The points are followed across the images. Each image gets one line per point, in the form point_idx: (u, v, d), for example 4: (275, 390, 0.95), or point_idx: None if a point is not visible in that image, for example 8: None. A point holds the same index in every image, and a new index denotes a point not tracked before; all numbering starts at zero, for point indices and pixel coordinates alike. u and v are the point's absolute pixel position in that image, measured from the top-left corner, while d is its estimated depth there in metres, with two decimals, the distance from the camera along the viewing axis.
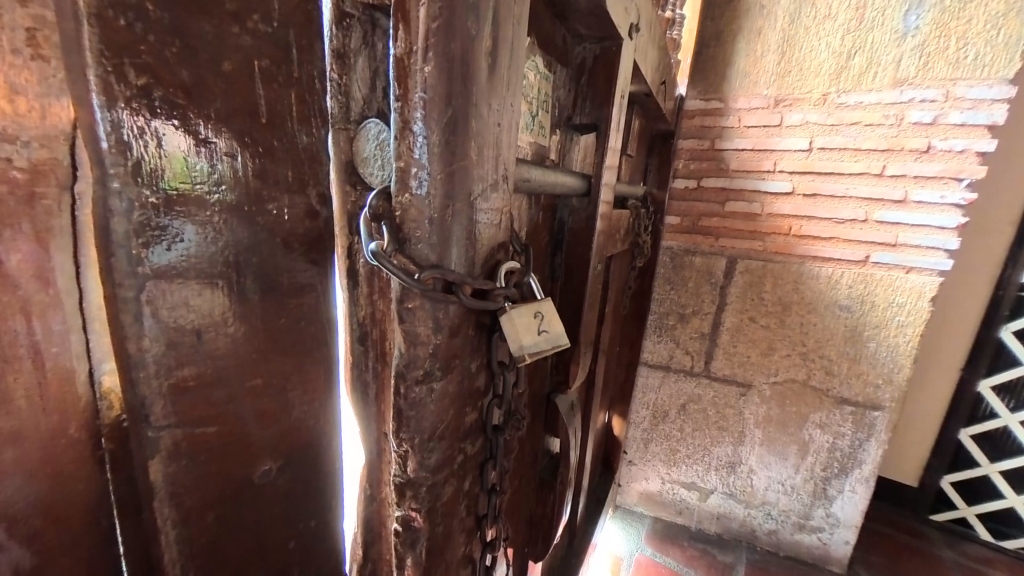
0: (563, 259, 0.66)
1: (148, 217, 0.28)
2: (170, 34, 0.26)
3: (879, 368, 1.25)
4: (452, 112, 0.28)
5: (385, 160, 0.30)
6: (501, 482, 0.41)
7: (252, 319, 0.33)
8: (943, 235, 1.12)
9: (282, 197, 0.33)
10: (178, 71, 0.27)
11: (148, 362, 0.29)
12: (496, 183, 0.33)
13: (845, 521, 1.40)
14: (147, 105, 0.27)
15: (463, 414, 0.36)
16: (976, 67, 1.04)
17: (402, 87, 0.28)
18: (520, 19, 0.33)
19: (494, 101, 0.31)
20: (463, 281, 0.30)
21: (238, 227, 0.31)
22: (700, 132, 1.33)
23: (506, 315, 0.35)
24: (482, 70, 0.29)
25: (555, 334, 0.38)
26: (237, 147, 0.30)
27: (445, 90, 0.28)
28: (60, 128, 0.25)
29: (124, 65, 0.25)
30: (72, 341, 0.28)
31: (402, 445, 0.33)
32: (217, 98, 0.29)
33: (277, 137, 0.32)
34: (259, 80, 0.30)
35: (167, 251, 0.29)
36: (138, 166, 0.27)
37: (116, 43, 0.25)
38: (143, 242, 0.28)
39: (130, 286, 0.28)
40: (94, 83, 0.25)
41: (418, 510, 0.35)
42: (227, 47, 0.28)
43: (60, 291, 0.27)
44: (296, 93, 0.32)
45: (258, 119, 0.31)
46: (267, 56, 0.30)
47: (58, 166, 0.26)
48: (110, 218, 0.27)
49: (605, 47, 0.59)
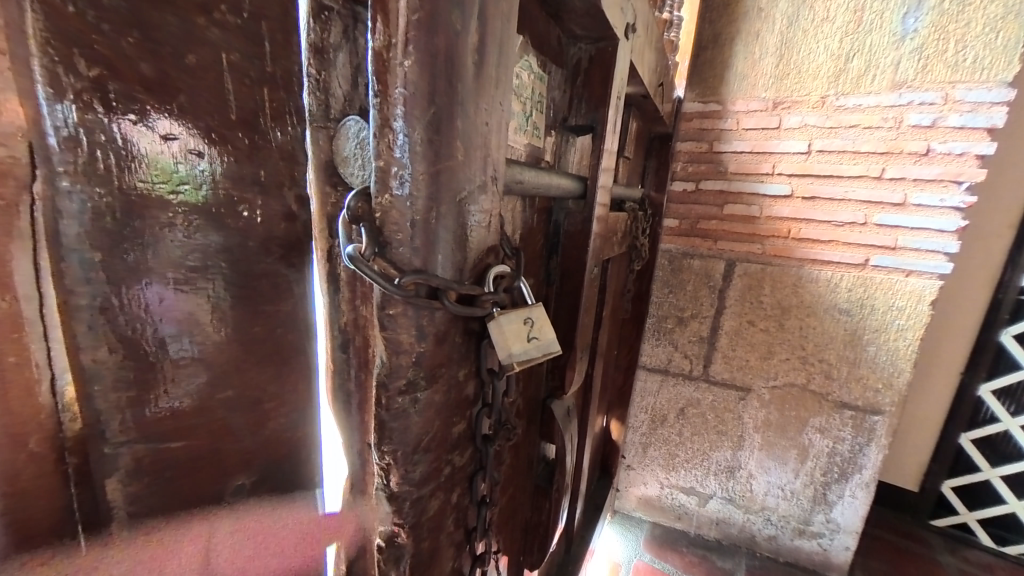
0: (558, 263, 0.65)
1: (103, 218, 0.27)
2: (127, 25, 0.25)
3: (879, 372, 1.24)
4: (435, 110, 0.28)
5: (366, 159, 0.29)
6: (491, 493, 0.41)
7: (225, 327, 0.32)
8: (943, 238, 1.12)
9: (259, 198, 0.32)
10: (137, 64, 0.26)
11: (104, 375, 0.28)
12: (485, 185, 0.32)
13: (846, 527, 1.39)
14: (101, 98, 0.25)
15: (450, 424, 0.35)
16: (975, 70, 1.04)
17: (381, 82, 0.26)
18: (510, 15, 0.32)
19: (481, 101, 0.31)
20: (448, 287, 0.30)
21: (207, 229, 0.30)
22: (699, 134, 1.33)
23: (494, 322, 0.34)
24: (467, 67, 0.29)
25: (546, 341, 0.37)
26: (204, 144, 0.29)
27: (428, 88, 0.27)
28: (17, 125, 0.24)
29: (74, 55, 0.24)
30: (33, 352, 0.27)
31: (385, 458, 0.32)
32: (182, 93, 0.28)
33: (250, 134, 0.31)
34: (229, 75, 0.29)
35: (127, 254, 0.28)
36: (91, 163, 0.26)
37: (65, 31, 0.24)
38: (100, 247, 0.27)
39: (83, 294, 0.27)
40: (39, 73, 0.24)
41: (402, 525, 0.34)
42: (194, 40, 0.27)
43: (19, 297, 0.26)
44: (269, 88, 0.31)
45: (227, 116, 0.30)
46: (236, 49, 0.29)
47: (17, 165, 0.24)
48: (60, 220, 0.26)
49: (601, 47, 0.58)
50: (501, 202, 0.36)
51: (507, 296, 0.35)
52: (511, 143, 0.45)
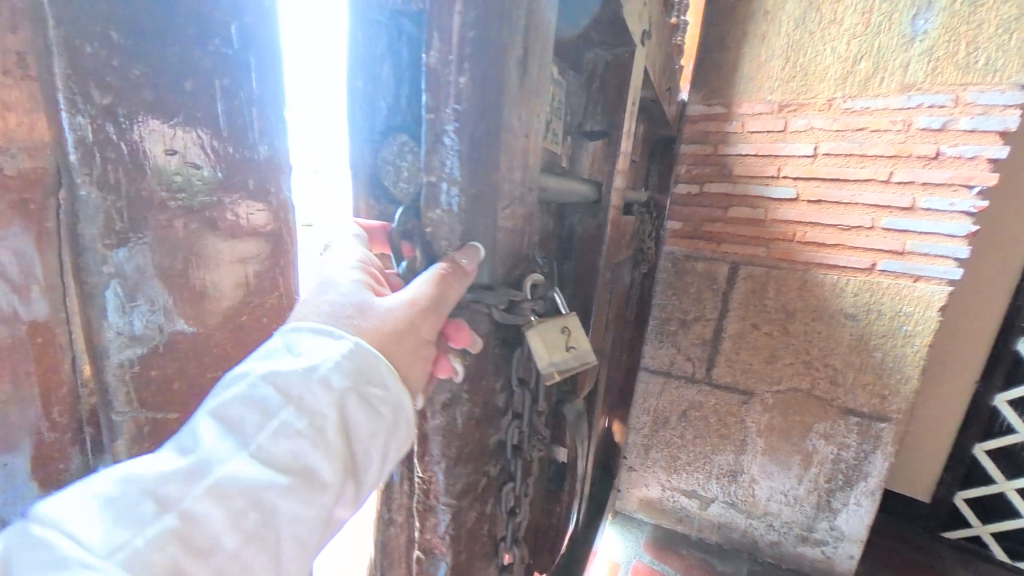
0: (572, 266, 0.70)
1: (111, 218, 0.46)
2: (138, 63, 0.44)
3: (887, 379, 1.22)
4: (482, 121, 0.44)
5: (409, 165, 0.50)
6: (516, 505, 0.57)
7: (206, 326, 0.56)
8: (952, 243, 1.10)
9: (222, 194, 0.53)
10: (142, 92, 0.45)
11: (112, 347, 0.49)
12: (520, 199, 0.50)
13: (851, 535, 1.36)
14: (111, 117, 0.43)
15: (483, 439, 0.55)
16: (988, 72, 1.02)
17: (437, 97, 0.44)
18: (546, 57, 0.48)
19: (519, 110, 0.46)
20: (491, 300, 0.47)
21: (186, 226, 0.51)
22: (703, 137, 1.34)
23: (534, 331, 0.48)
24: (512, 84, 0.44)
25: (580, 350, 0.50)
26: (191, 146, 0.49)
27: (475, 106, 0.43)
28: (41, 140, 0.41)
29: (93, 89, 0.42)
30: (60, 328, 0.47)
31: (431, 476, 0.53)
32: (176, 111, 0.47)
33: (229, 143, 0.52)
34: (217, 97, 0.50)
35: (127, 254, 0.48)
36: (99, 176, 0.44)
37: (85, 70, 0.41)
38: (110, 246, 0.46)
39: (97, 280, 0.47)
40: (65, 102, 0.41)
41: (447, 533, 0.55)
42: (185, 74, 0.47)
43: (52, 286, 0.45)
44: (247, 107, 0.52)
45: (217, 131, 0.51)
46: (224, 80, 0.50)
47: (46, 173, 0.42)
48: (82, 224, 0.45)
49: (616, 53, 0.62)
50: (520, 221, 0.51)
51: (541, 303, 0.50)
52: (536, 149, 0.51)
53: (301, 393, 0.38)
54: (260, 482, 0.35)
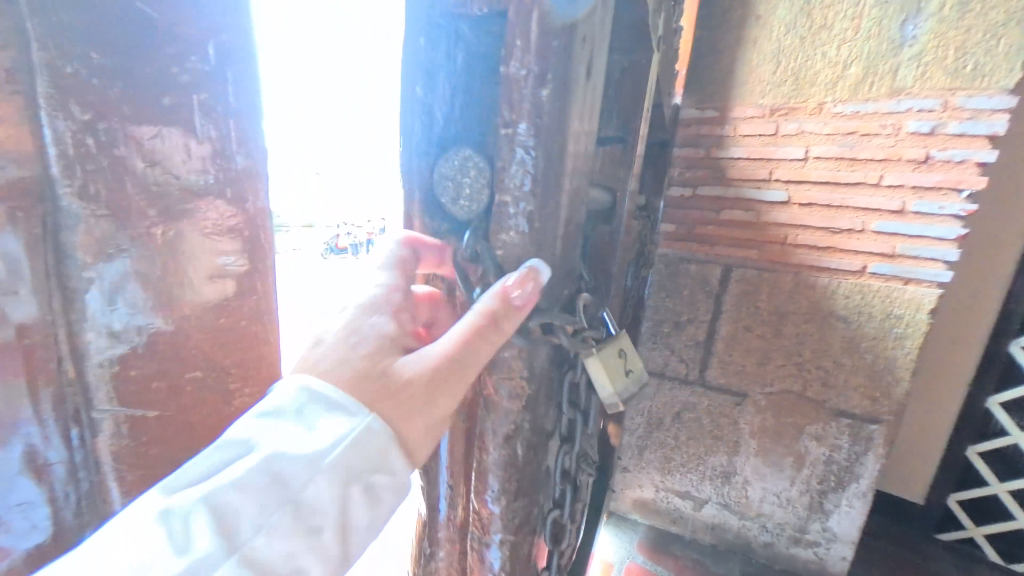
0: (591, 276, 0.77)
1: (91, 221, 0.54)
2: (117, 78, 0.52)
3: (878, 381, 1.23)
4: (556, 118, 0.57)
5: (483, 166, 0.62)
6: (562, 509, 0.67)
7: (198, 328, 0.65)
8: (942, 246, 1.11)
9: (196, 201, 0.61)
10: (122, 104, 0.53)
11: (102, 343, 0.59)
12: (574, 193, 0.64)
13: (842, 536, 1.37)
14: (91, 130, 0.52)
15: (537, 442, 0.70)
16: (975, 77, 1.03)
17: (519, 101, 0.57)
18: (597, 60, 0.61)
19: (579, 108, 0.59)
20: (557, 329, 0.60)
21: (170, 234, 0.60)
22: (696, 141, 1.35)
23: (594, 356, 0.60)
24: (578, 84, 0.57)
25: (633, 369, 0.64)
26: (162, 145, 0.56)
27: (552, 108, 0.56)
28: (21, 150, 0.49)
29: (73, 104, 0.51)
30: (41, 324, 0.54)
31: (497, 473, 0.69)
32: (158, 118, 0.56)
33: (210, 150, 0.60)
34: (194, 107, 0.58)
35: (113, 265, 0.57)
36: (82, 185, 0.53)
37: (67, 86, 0.50)
38: (95, 258, 0.55)
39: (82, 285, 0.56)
40: (52, 120, 0.50)
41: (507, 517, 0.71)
42: (160, 85, 0.55)
43: (28, 290, 0.53)
44: (230, 120, 0.61)
45: (191, 137, 0.58)
46: (204, 94, 0.58)
47: (34, 180, 0.51)
48: (64, 230, 0.53)
49: (632, 59, 0.70)
50: (568, 222, 0.65)
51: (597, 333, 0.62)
52: (581, 148, 0.62)
53: (303, 485, 0.47)
54: (263, 569, 0.43)
